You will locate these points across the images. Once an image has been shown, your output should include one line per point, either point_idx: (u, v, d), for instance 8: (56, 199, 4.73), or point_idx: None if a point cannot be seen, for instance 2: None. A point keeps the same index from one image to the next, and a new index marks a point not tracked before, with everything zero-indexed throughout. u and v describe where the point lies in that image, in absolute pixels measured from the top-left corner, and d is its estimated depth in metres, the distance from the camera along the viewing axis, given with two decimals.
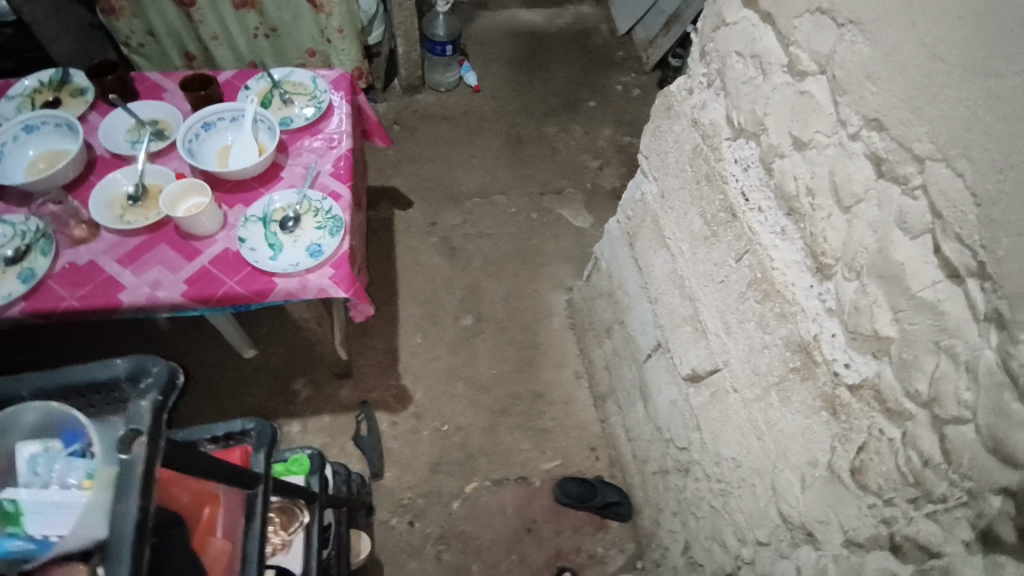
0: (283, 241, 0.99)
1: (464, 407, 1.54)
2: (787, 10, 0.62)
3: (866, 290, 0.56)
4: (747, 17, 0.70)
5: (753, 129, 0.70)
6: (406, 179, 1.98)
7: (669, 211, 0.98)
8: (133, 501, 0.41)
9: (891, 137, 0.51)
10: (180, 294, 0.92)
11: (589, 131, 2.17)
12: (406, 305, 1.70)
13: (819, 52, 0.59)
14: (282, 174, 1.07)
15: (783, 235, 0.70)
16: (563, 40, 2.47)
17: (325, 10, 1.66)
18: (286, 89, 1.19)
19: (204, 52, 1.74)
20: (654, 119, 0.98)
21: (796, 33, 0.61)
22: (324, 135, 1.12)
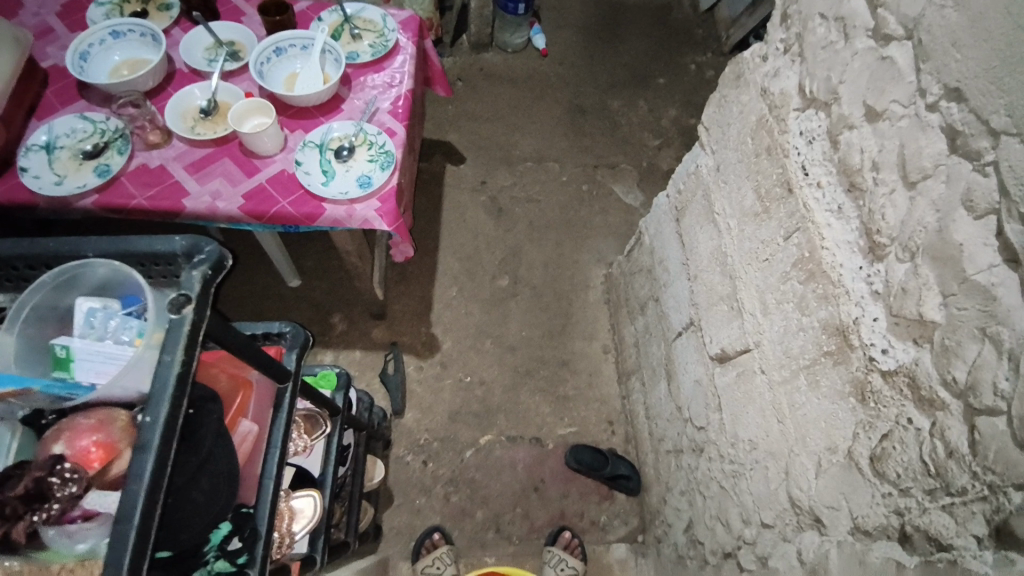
0: (337, 170, 1.02)
1: (489, 362, 1.57)
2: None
3: (917, 271, 0.53)
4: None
5: (825, 98, 0.67)
6: (462, 135, 1.99)
7: (722, 185, 0.95)
8: (176, 354, 0.45)
9: (968, 109, 0.48)
10: (237, 207, 0.98)
11: (653, 108, 2.11)
12: (446, 257, 1.74)
13: (907, 14, 0.55)
14: (343, 106, 1.10)
15: (838, 214, 0.67)
16: (640, 12, 2.39)
17: None
18: (356, 26, 1.21)
19: None
20: (722, 88, 0.95)
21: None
22: (386, 73, 1.15)
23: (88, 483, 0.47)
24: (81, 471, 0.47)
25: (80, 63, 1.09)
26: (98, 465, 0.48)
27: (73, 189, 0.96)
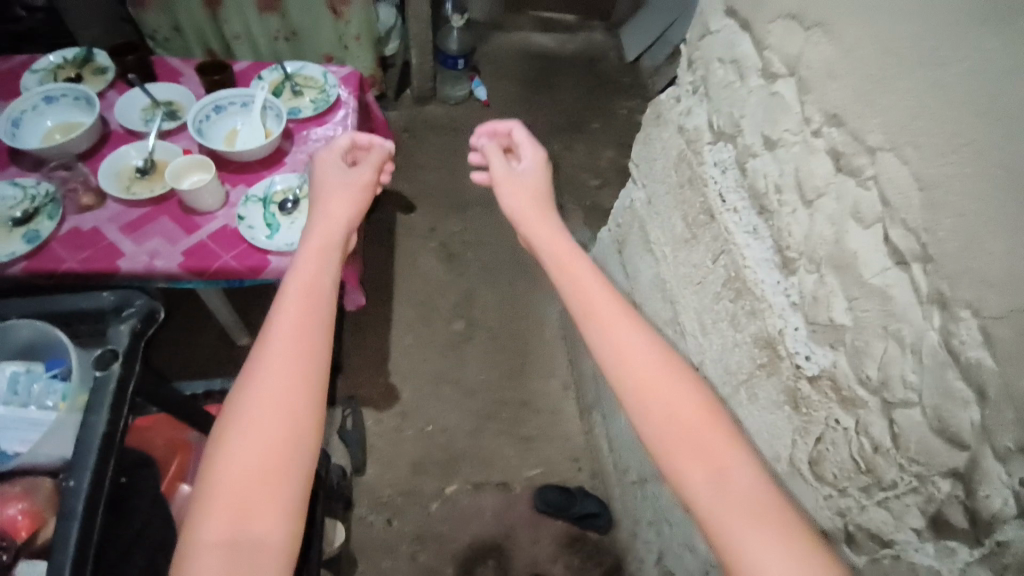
0: (282, 222, 1.01)
1: (450, 408, 1.56)
2: (760, 15, 0.66)
3: (824, 280, 0.58)
4: (728, 26, 0.74)
5: (731, 131, 0.74)
6: (410, 185, 2.04)
7: (654, 217, 1.01)
8: (102, 414, 0.44)
9: (847, 131, 0.53)
10: (177, 265, 0.95)
11: (592, 150, 2.24)
12: (400, 305, 1.75)
13: (784, 53, 0.62)
14: (286, 160, 1.12)
15: (754, 234, 0.72)
16: (573, 63, 2.57)
17: (345, 18, 1.96)
18: (297, 83, 1.25)
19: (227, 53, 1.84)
20: (645, 128, 1.03)
21: (766, 38, 0.65)
22: (329, 127, 1.18)
23: (16, 552, 0.46)
24: (8, 539, 0.45)
25: (11, 129, 1.07)
26: (25, 533, 0.46)
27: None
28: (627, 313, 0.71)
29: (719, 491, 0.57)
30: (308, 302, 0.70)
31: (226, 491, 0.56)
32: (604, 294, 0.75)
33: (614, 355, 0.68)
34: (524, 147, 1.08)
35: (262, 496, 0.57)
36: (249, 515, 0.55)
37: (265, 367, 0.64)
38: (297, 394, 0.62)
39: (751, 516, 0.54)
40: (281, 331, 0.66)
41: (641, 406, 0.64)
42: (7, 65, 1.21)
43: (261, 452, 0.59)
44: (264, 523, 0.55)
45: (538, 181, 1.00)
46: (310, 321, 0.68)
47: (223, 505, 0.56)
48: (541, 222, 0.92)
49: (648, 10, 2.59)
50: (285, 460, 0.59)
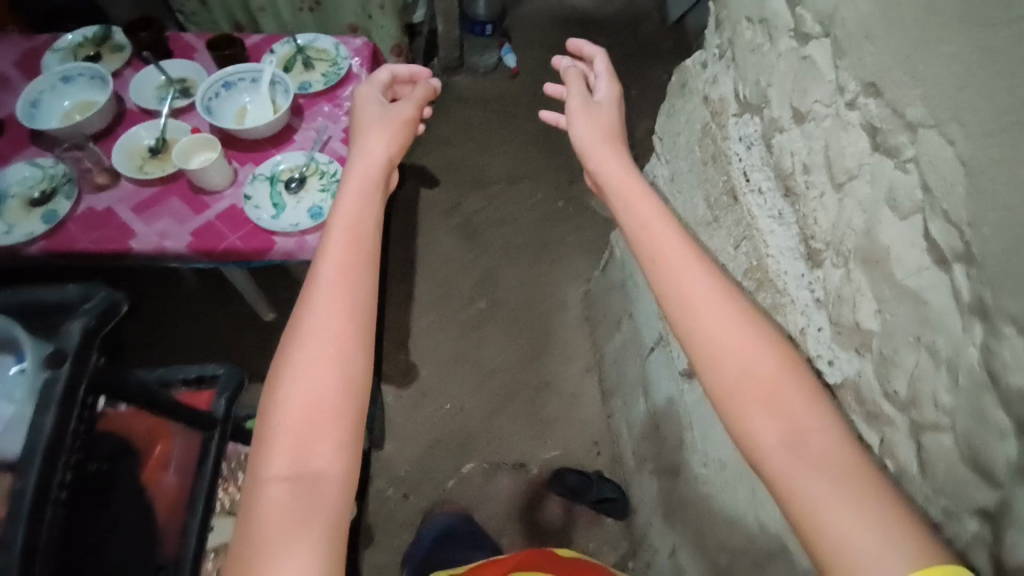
0: (287, 202, 1.01)
1: (467, 390, 1.54)
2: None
3: (851, 276, 0.50)
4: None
5: (757, 101, 0.65)
6: (434, 159, 2.00)
7: (676, 195, 0.93)
8: (49, 412, 0.43)
9: (884, 103, 0.45)
10: (184, 245, 0.96)
11: (627, 121, 2.15)
12: (421, 282, 1.74)
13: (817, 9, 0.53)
14: (295, 138, 1.10)
15: (780, 219, 0.63)
16: (610, 27, 2.45)
17: None
18: (309, 56, 1.22)
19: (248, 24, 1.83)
20: (669, 98, 0.94)
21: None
22: (339, 102, 1.15)
23: None
24: None
25: (31, 110, 1.09)
26: None
27: (21, 237, 0.95)
28: (685, 240, 0.59)
29: (789, 449, 0.46)
30: (355, 233, 0.67)
31: (286, 425, 0.54)
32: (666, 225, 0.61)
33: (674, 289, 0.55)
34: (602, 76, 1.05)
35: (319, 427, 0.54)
36: (309, 444, 0.54)
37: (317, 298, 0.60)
38: (351, 323, 0.59)
39: (836, 478, 0.43)
40: (333, 258, 0.63)
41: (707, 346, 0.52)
42: (30, 43, 1.23)
43: (320, 385, 0.56)
44: (326, 454, 0.53)
45: (613, 111, 0.99)
46: (360, 252, 0.64)
47: (284, 437, 0.53)
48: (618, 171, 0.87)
49: None
50: (343, 393, 0.56)
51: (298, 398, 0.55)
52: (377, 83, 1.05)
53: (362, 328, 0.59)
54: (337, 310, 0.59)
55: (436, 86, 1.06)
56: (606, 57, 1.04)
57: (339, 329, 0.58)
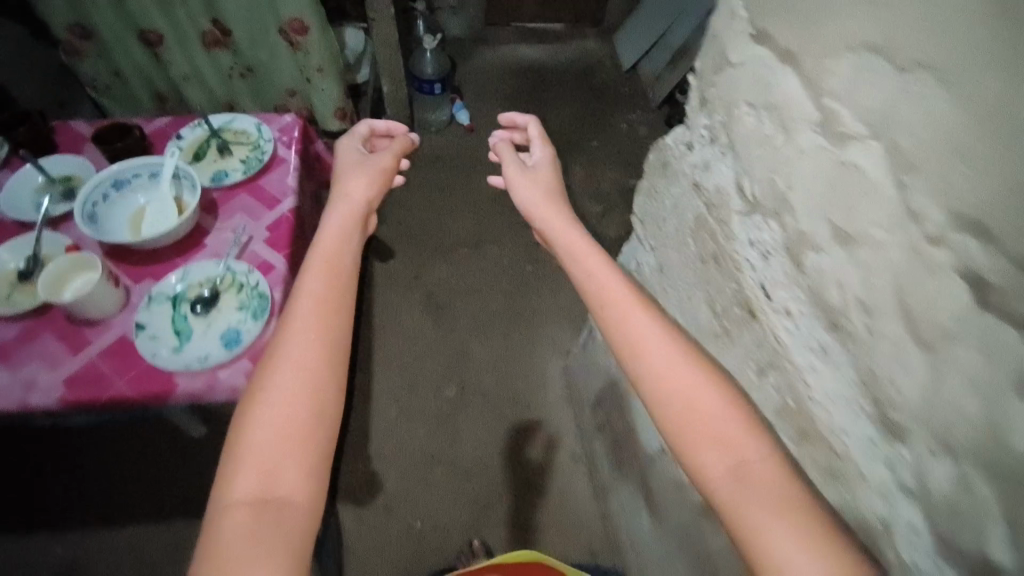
0: (195, 327, 0.81)
1: (441, 498, 1.37)
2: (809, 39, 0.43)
3: (969, 483, 0.36)
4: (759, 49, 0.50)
5: (772, 204, 0.51)
6: (389, 228, 1.86)
7: (668, 291, 0.79)
8: None
9: (1003, 253, 0.31)
10: (58, 398, 0.75)
11: (591, 174, 2.09)
12: (383, 374, 1.58)
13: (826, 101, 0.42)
14: (207, 242, 0.92)
15: (823, 355, 0.48)
16: (564, 77, 2.41)
17: (303, 50, 1.73)
18: (225, 139, 1.05)
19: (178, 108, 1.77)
20: (648, 177, 0.81)
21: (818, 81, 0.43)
22: (262, 193, 0.98)
23: None
24: None
25: None
26: None
27: None
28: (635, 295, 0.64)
29: (740, 484, 0.50)
30: (333, 265, 0.71)
31: (256, 446, 0.57)
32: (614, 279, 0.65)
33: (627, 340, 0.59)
34: (536, 141, 1.18)
35: (284, 453, 0.57)
36: (274, 471, 0.57)
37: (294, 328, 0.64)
38: (322, 351, 0.63)
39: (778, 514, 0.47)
40: (309, 288, 0.67)
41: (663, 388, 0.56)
42: None
43: (289, 412, 0.59)
44: (290, 480, 0.56)
45: (549, 173, 1.12)
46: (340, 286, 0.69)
47: (250, 461, 0.56)
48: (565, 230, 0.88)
49: (643, 12, 2.40)
50: (310, 418, 0.59)
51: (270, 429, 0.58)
52: (358, 136, 1.17)
53: (331, 360, 0.63)
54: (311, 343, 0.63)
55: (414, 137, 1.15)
56: (537, 122, 1.18)
57: (311, 358, 0.62)
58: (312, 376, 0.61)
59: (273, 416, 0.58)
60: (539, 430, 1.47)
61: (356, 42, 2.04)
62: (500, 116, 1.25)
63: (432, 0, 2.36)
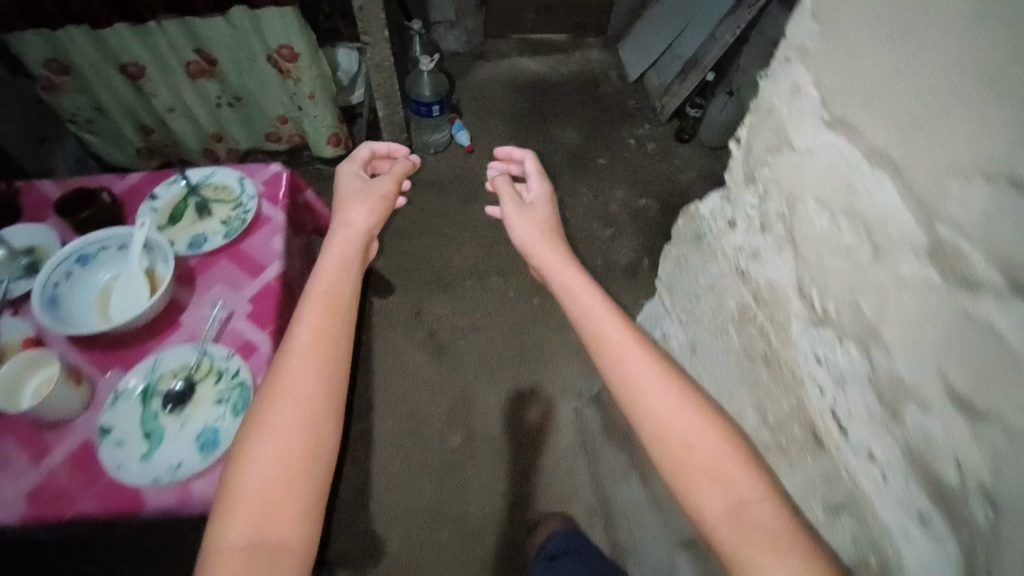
0: (168, 428, 0.74)
1: (448, 561, 1.28)
2: (916, 129, 0.42)
3: None
4: (846, 110, 0.48)
5: (859, 329, 0.50)
6: (388, 260, 1.77)
7: (705, 372, 0.82)
8: None
9: None
10: (17, 518, 0.68)
11: (600, 194, 1.99)
12: (381, 419, 1.46)
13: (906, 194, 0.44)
14: (182, 320, 0.83)
15: (918, 511, 0.47)
16: (566, 90, 2.30)
17: (294, 76, 1.65)
18: (203, 197, 0.96)
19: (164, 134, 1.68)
20: (678, 248, 0.83)
21: (908, 176, 0.43)
22: (244, 259, 0.89)
23: None
24: None
25: None
26: None
27: None
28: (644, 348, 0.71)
29: (735, 520, 0.57)
30: (331, 306, 0.76)
31: (254, 492, 0.61)
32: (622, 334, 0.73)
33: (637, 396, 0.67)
34: (532, 176, 1.12)
35: (279, 500, 0.61)
36: (270, 517, 0.60)
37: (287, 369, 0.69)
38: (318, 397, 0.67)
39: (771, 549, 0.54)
40: (306, 331, 0.72)
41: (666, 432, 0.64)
42: None
43: (286, 459, 0.63)
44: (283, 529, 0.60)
45: (546, 209, 1.04)
46: (333, 327, 0.73)
47: (247, 507, 0.60)
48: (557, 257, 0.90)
49: (647, 22, 2.29)
50: (306, 464, 0.63)
51: (262, 471, 0.62)
52: (358, 161, 1.23)
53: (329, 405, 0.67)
54: (303, 389, 0.67)
55: (416, 159, 1.20)
56: (535, 158, 1.12)
57: (309, 405, 0.67)
58: (308, 425, 0.65)
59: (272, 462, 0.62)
60: (538, 395, 1.49)
61: (348, 64, 1.95)
62: (498, 147, 1.19)
63: (427, 15, 2.25)
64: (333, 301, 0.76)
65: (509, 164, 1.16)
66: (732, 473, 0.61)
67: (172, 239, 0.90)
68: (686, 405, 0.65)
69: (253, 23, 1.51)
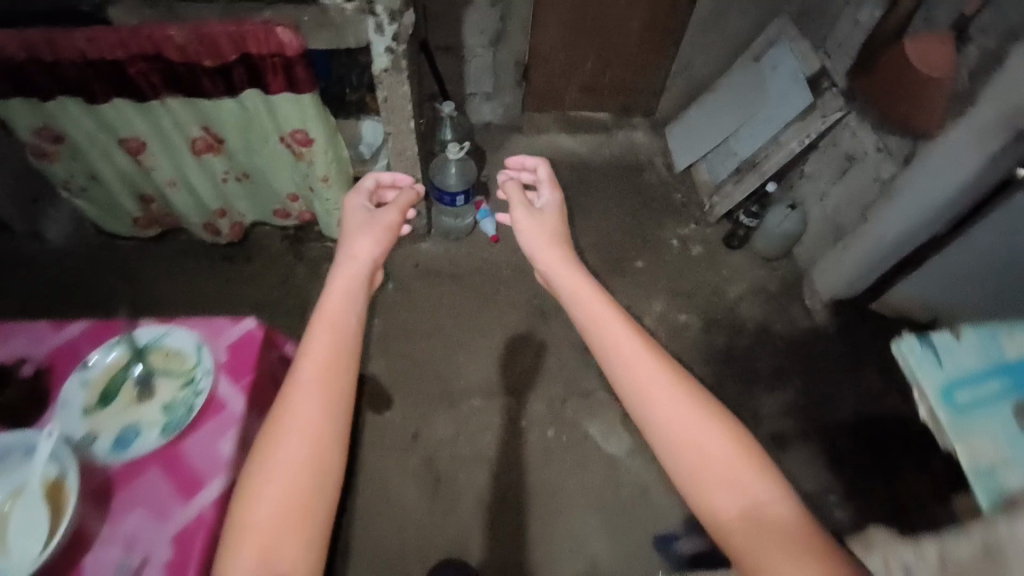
0: None
1: None
2: None
3: None
4: None
5: None
6: (390, 365, 1.62)
7: None
8: None
9: None
10: None
11: (635, 303, 1.79)
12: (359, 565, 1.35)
13: None
14: (86, 564, 0.66)
15: None
16: (604, 176, 2.13)
17: (307, 159, 1.53)
18: (149, 370, 0.79)
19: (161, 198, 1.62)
20: None
21: None
22: (179, 473, 0.71)
23: None
24: None
25: None
26: None
27: None
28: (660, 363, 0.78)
29: (748, 522, 0.64)
30: (337, 336, 0.78)
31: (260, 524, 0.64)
32: (638, 353, 0.79)
33: (652, 414, 0.74)
34: (545, 183, 1.18)
35: (288, 524, 0.64)
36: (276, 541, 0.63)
37: (300, 394, 0.72)
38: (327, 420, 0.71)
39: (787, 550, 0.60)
40: (311, 360, 0.75)
41: (677, 443, 0.71)
42: None
43: (295, 482, 0.66)
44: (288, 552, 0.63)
45: (556, 215, 1.11)
46: (342, 352, 0.77)
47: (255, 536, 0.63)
48: (564, 267, 0.97)
49: (703, 108, 2.09)
50: (315, 486, 0.67)
51: (272, 502, 0.65)
52: (364, 190, 1.13)
53: (337, 428, 0.71)
54: (310, 425, 0.69)
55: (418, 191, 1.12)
56: (548, 164, 1.19)
57: (315, 432, 0.69)
58: (316, 453, 0.69)
59: (283, 483, 0.66)
60: (533, 364, 1.64)
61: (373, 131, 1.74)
62: (506, 158, 1.25)
63: (462, 87, 2.09)
64: (342, 326, 0.80)
65: (521, 171, 1.23)
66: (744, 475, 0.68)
67: (94, 434, 0.74)
68: (694, 413, 0.73)
69: (267, 106, 1.40)
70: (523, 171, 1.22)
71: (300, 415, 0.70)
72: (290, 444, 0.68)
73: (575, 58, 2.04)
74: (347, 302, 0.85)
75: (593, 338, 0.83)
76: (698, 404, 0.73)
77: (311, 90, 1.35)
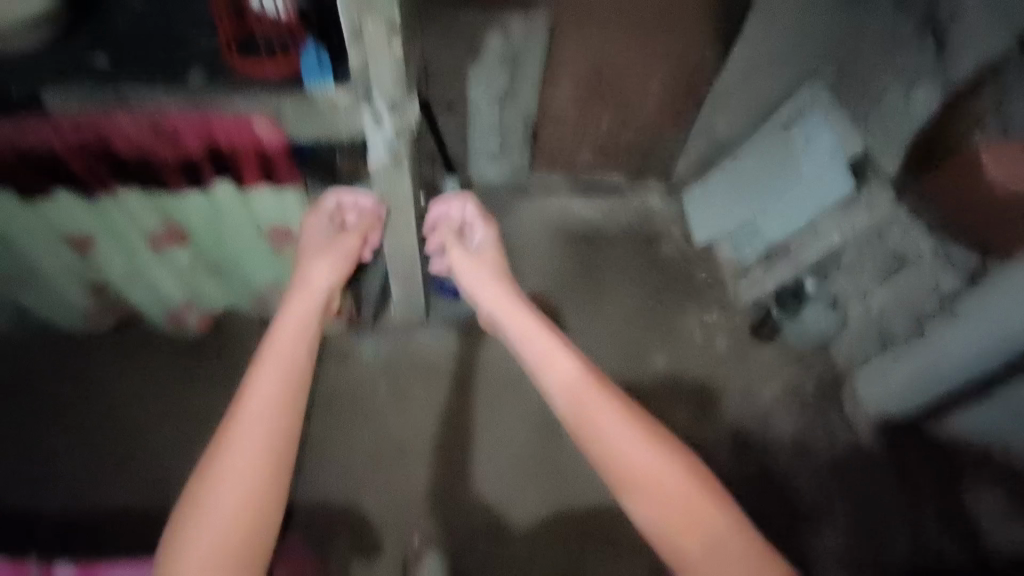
0: None
1: None
2: None
3: None
4: None
5: None
6: (382, 496, 1.50)
7: None
8: None
9: None
10: None
11: (664, 415, 1.62)
12: None
13: None
14: None
15: None
16: (621, 249, 1.94)
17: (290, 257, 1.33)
18: None
19: (112, 287, 1.37)
20: None
21: None
22: None
23: None
24: None
25: None
26: None
27: None
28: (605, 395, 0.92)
29: (705, 548, 0.78)
30: (287, 389, 0.90)
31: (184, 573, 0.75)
32: (586, 386, 0.94)
33: (597, 447, 0.88)
34: (477, 222, 1.32)
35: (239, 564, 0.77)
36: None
37: (245, 419, 0.85)
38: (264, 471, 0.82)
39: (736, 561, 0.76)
40: (245, 417, 0.85)
41: (621, 467, 0.85)
42: None
43: (224, 534, 0.78)
44: None
45: (495, 251, 1.27)
46: (293, 384, 0.91)
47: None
48: (508, 301, 1.13)
49: (728, 173, 1.88)
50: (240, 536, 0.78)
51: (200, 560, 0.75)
52: (324, 209, 1.19)
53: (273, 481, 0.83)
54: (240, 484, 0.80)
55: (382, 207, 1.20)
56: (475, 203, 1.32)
57: (252, 490, 0.81)
58: (254, 503, 0.81)
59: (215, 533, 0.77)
60: (547, 485, 1.54)
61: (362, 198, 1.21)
62: (435, 203, 1.34)
63: (467, 149, 1.89)
64: (292, 360, 0.93)
65: (449, 217, 1.34)
66: (699, 506, 0.81)
67: None
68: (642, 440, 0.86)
69: (242, 200, 1.17)
70: (452, 215, 1.34)
71: (240, 437, 0.83)
72: (237, 464, 0.81)
73: (585, 113, 1.80)
74: (296, 342, 0.96)
75: (545, 372, 0.99)
76: (644, 432, 0.88)
77: (294, 179, 1.14)
